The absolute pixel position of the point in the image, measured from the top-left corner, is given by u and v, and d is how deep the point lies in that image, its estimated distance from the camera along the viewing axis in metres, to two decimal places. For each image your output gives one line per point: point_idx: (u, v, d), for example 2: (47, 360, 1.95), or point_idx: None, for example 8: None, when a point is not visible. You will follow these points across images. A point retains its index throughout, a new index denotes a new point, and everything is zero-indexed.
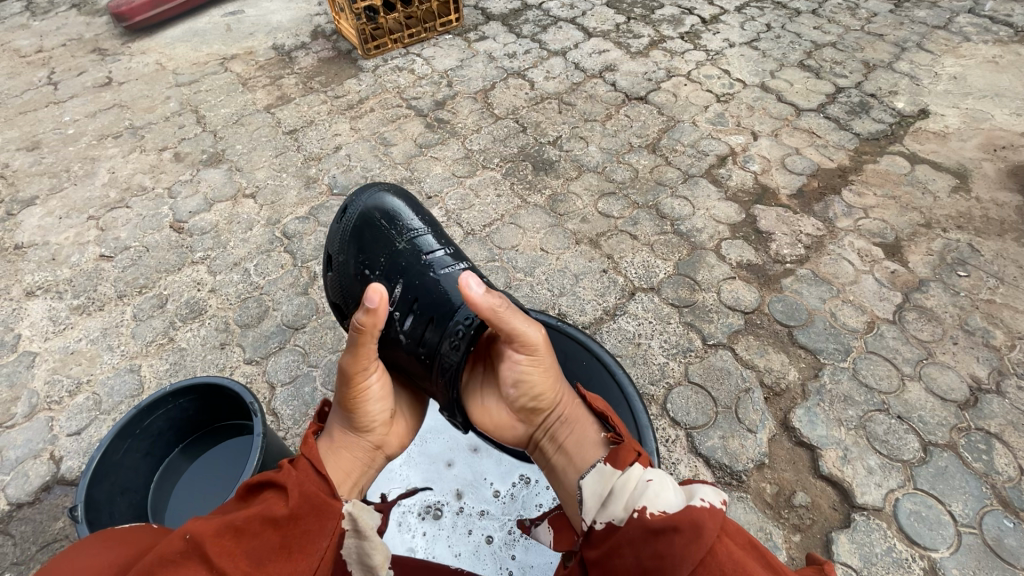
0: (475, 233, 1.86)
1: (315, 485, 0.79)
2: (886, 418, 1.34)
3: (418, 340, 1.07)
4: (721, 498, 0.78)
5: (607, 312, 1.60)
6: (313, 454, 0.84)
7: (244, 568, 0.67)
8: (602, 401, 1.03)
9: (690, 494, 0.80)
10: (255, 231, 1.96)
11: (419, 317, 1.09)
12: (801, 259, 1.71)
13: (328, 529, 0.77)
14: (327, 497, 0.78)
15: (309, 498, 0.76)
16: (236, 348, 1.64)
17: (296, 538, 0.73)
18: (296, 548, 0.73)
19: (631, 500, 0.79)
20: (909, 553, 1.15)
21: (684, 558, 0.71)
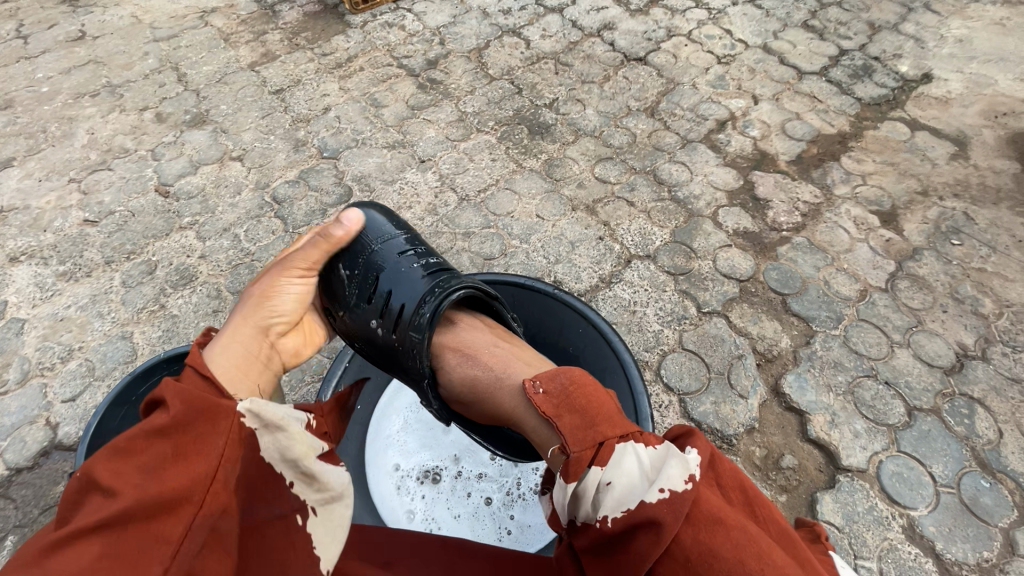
0: (470, 199, 1.83)
1: (200, 389, 0.70)
2: (874, 384, 1.37)
3: (390, 332, 1.09)
4: (688, 476, 0.70)
5: (602, 280, 1.60)
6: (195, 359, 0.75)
7: (134, 483, 0.60)
8: (559, 385, 0.86)
9: (650, 474, 0.72)
10: (244, 196, 1.91)
11: (391, 312, 1.10)
12: (798, 227, 1.71)
13: (221, 428, 0.68)
14: (215, 398, 0.70)
15: (197, 402, 0.68)
16: (229, 315, 1.62)
17: (189, 445, 0.65)
18: (190, 453, 0.64)
19: (592, 509, 0.73)
20: (889, 512, 1.18)
21: (649, 554, 0.66)
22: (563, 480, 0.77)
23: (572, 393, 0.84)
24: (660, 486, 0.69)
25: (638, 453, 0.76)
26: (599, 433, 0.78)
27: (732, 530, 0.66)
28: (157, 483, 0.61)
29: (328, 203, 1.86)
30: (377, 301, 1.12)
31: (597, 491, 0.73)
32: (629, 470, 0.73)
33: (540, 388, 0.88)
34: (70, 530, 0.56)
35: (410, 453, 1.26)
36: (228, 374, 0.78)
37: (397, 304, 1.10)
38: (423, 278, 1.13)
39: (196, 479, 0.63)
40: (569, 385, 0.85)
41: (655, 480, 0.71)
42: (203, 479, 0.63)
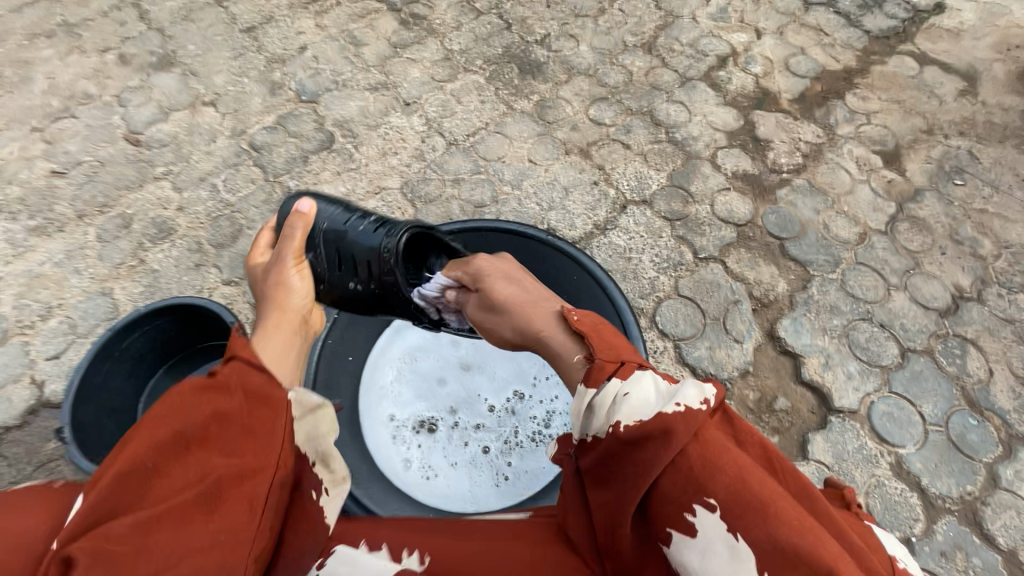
0: (458, 144, 1.74)
1: (257, 380, 0.68)
2: (870, 327, 1.36)
3: (370, 285, 1.11)
4: (706, 400, 0.66)
5: (597, 226, 1.55)
6: (238, 345, 0.70)
7: (218, 461, 0.62)
8: (593, 321, 0.91)
9: (664, 394, 0.70)
10: (219, 144, 1.81)
11: (359, 267, 1.11)
12: (798, 169, 1.66)
13: (281, 412, 0.69)
14: (273, 389, 0.69)
15: (257, 389, 0.67)
16: (212, 269, 1.57)
17: (256, 420, 0.66)
18: (259, 430, 0.66)
19: (608, 415, 0.71)
20: (878, 450, 1.20)
21: (655, 465, 0.64)
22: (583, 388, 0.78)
23: (602, 329, 0.88)
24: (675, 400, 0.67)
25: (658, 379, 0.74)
26: (623, 354, 0.80)
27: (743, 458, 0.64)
28: (239, 461, 0.63)
29: (309, 150, 1.77)
30: (347, 264, 1.11)
31: (614, 401, 0.72)
32: (643, 391, 0.71)
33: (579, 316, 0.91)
34: (155, 504, 0.56)
35: (405, 404, 1.25)
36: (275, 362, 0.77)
37: (364, 259, 1.10)
38: (375, 229, 1.12)
39: (267, 461, 0.66)
40: (601, 325, 0.90)
41: (669, 397, 0.68)
42: (274, 454, 0.67)
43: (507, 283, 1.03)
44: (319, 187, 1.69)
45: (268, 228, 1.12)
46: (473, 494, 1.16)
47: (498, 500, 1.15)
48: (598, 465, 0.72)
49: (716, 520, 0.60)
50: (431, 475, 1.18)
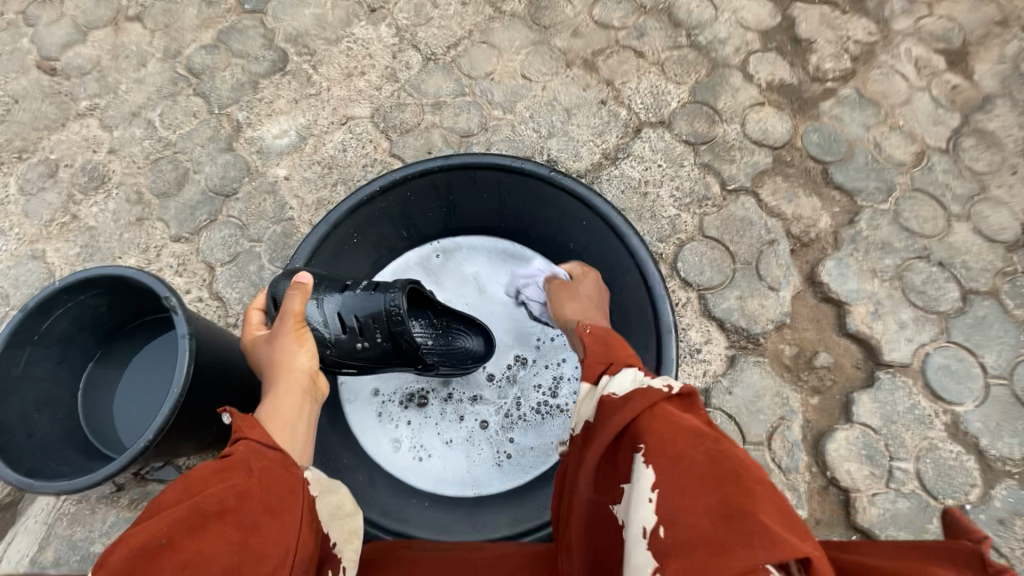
0: (436, 58, 1.45)
1: (275, 456, 0.72)
2: (926, 266, 1.17)
3: (384, 349, 0.96)
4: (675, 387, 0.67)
5: (606, 156, 1.31)
6: (246, 426, 0.72)
7: (242, 537, 0.62)
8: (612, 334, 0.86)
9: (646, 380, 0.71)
10: (151, 69, 1.51)
11: (367, 338, 0.94)
12: (845, 75, 1.38)
13: (298, 493, 0.71)
14: (290, 465, 0.73)
15: (270, 468, 0.70)
16: (157, 224, 1.34)
17: (276, 499, 0.68)
18: (276, 507, 0.67)
19: (604, 388, 0.73)
20: (932, 409, 1.05)
21: (624, 417, 0.65)
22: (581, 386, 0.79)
23: (613, 338, 0.84)
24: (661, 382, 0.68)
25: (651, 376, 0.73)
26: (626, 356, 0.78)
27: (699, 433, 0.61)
28: (262, 537, 0.64)
29: (258, 73, 1.47)
30: (352, 334, 0.94)
31: (610, 380, 0.73)
32: (627, 373, 0.72)
33: (589, 329, 0.87)
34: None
35: (391, 375, 1.08)
36: (280, 428, 0.77)
37: (372, 330, 0.94)
38: (373, 298, 0.94)
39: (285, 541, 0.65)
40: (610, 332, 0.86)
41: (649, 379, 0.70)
42: (291, 535, 0.67)
43: (578, 289, 1.01)
44: (273, 119, 1.42)
45: (254, 308, 0.96)
46: (472, 475, 1.02)
47: (502, 481, 1.01)
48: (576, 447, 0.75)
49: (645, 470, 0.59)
50: (423, 456, 1.03)
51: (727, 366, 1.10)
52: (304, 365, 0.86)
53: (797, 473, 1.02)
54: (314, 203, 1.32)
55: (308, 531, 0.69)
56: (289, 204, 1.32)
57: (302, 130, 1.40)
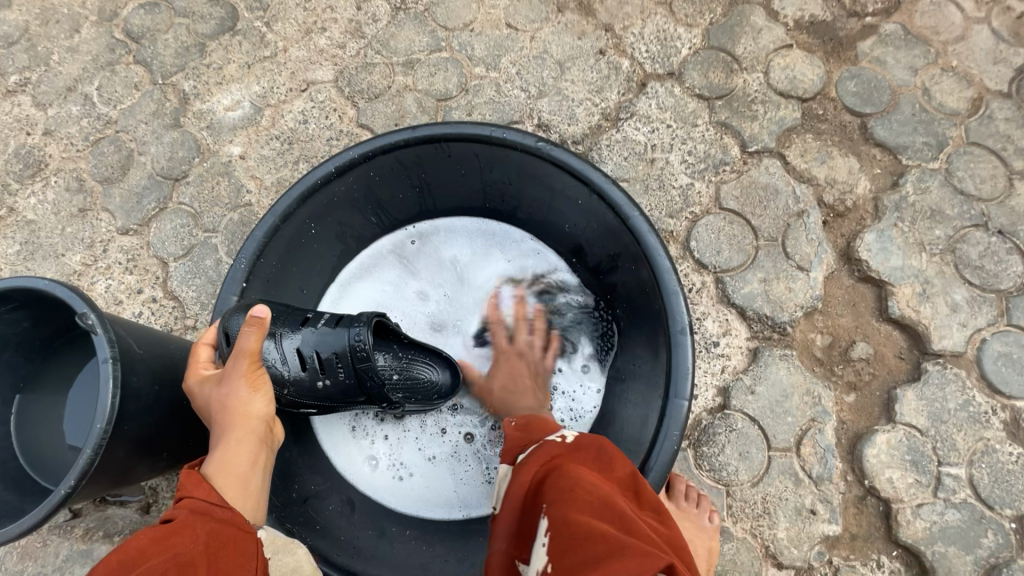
0: (406, 8, 1.25)
1: (223, 517, 0.65)
2: (985, 236, 0.99)
3: (347, 388, 0.85)
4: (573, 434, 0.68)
5: (606, 117, 1.13)
6: (190, 483, 0.66)
7: None
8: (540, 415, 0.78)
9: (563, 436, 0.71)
10: (85, 35, 1.32)
11: (329, 375, 0.83)
12: (889, 7, 1.16)
13: (251, 553, 0.64)
14: (240, 525, 0.65)
15: (219, 528, 0.63)
16: (102, 215, 1.19)
17: (225, 561, 0.60)
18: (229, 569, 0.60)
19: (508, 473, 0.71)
20: (988, 406, 0.91)
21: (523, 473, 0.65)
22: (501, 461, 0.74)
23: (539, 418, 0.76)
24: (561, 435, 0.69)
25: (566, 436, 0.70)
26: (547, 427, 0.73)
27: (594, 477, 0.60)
28: None
29: (204, 34, 1.28)
30: (311, 372, 0.82)
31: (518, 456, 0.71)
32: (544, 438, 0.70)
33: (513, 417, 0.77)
34: None
35: None
36: (233, 488, 0.68)
37: (333, 366, 0.83)
38: (335, 332, 0.83)
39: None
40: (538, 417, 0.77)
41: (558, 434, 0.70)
42: None
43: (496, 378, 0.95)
44: (224, 88, 1.24)
45: (204, 342, 0.81)
46: (460, 495, 0.91)
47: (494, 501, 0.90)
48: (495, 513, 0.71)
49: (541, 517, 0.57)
50: (403, 475, 0.92)
51: (749, 362, 0.96)
52: (260, 412, 0.75)
53: (830, 483, 0.90)
54: (274, 185, 1.16)
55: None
56: (246, 187, 1.16)
57: (257, 100, 1.22)
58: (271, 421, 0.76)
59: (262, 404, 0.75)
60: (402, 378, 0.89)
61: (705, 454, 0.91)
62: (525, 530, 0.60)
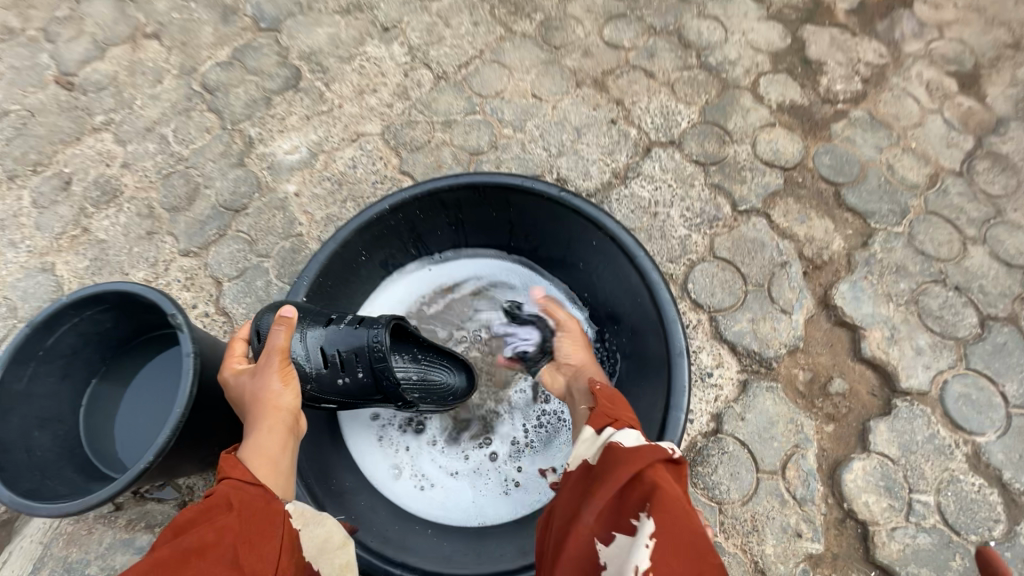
0: (448, 77, 1.46)
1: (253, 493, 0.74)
2: (943, 291, 1.14)
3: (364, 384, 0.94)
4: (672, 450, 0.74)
5: (616, 175, 1.30)
6: (228, 465, 0.76)
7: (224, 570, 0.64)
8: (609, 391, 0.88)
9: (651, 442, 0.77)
10: (166, 85, 1.53)
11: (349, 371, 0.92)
12: (857, 97, 1.38)
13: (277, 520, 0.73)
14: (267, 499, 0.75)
15: (249, 500, 0.73)
16: (166, 238, 1.34)
17: (252, 528, 0.69)
18: (256, 536, 0.69)
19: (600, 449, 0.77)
20: (952, 439, 1.02)
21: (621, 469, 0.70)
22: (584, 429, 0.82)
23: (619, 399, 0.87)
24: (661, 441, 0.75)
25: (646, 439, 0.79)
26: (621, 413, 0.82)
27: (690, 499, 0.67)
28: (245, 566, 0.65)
29: (272, 89, 1.49)
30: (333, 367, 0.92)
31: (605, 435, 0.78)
32: (633, 432, 0.77)
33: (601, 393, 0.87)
34: None
35: None
36: (264, 468, 0.78)
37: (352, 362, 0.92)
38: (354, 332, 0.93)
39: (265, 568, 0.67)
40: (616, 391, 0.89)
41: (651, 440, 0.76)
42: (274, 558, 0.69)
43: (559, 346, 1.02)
44: (286, 135, 1.43)
45: (240, 338, 0.95)
46: (477, 504, 1.00)
47: (508, 509, 0.99)
48: (564, 497, 0.76)
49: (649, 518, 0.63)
50: (425, 484, 1.01)
51: (739, 392, 1.08)
52: (284, 400, 0.85)
53: (812, 504, 0.99)
54: (323, 219, 1.32)
55: (288, 562, 0.70)
56: (298, 220, 1.32)
57: (313, 147, 1.41)
58: (298, 411, 0.86)
59: (289, 396, 0.85)
60: (418, 379, 1.02)
61: (700, 473, 1.01)
62: (615, 514, 0.66)
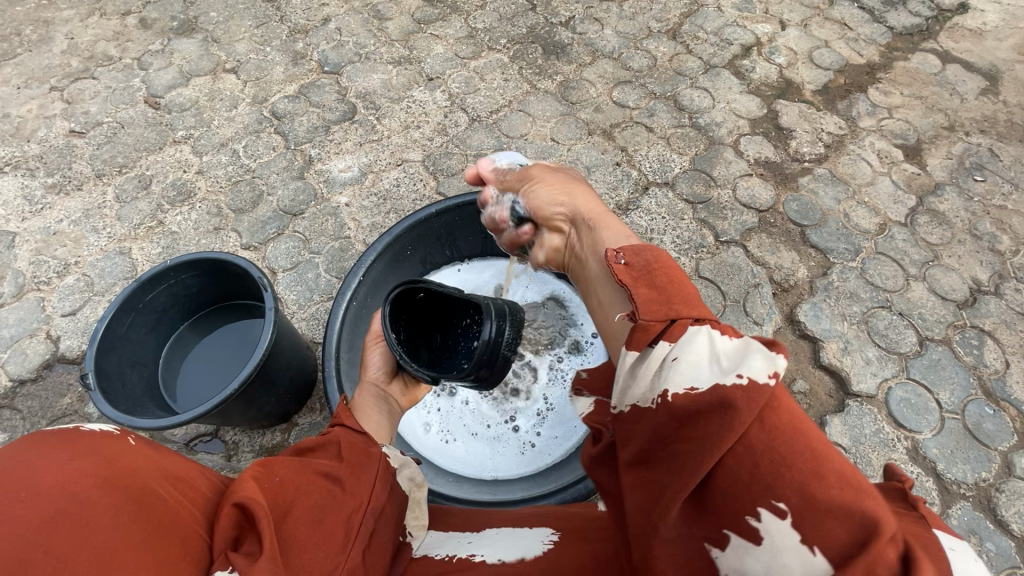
0: (481, 120, 1.74)
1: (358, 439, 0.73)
2: (888, 315, 1.37)
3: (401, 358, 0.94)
4: (774, 370, 0.47)
5: (619, 206, 1.55)
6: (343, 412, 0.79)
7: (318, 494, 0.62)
8: (643, 261, 0.66)
9: (725, 360, 0.51)
10: (240, 110, 1.80)
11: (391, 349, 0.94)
12: (820, 158, 1.66)
13: (375, 462, 0.71)
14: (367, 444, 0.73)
15: (353, 440, 0.72)
16: (231, 234, 1.56)
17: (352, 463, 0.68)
18: (351, 470, 0.67)
19: (653, 381, 0.54)
20: (895, 434, 1.22)
21: (710, 445, 0.47)
22: (622, 351, 0.60)
23: (658, 277, 0.63)
24: (734, 370, 0.49)
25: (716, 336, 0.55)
26: (673, 309, 0.59)
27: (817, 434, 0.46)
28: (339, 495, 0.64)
29: (331, 120, 1.76)
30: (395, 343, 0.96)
31: (662, 368, 0.55)
32: (699, 349, 0.53)
33: (619, 264, 0.67)
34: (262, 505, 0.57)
35: None
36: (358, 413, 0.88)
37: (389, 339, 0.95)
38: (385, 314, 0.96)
39: (363, 487, 0.67)
40: (654, 262, 0.65)
41: (728, 365, 0.50)
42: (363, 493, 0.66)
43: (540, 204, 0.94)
44: (341, 157, 1.68)
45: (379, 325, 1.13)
46: (492, 459, 1.19)
47: (511, 468, 1.17)
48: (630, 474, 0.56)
49: (790, 530, 0.43)
50: (447, 439, 1.21)
51: None
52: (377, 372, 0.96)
53: None
54: (369, 227, 1.56)
55: (379, 498, 0.68)
56: (347, 226, 1.55)
57: (364, 167, 1.66)
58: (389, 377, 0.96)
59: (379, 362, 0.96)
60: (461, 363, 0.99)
61: None
62: (727, 505, 0.46)
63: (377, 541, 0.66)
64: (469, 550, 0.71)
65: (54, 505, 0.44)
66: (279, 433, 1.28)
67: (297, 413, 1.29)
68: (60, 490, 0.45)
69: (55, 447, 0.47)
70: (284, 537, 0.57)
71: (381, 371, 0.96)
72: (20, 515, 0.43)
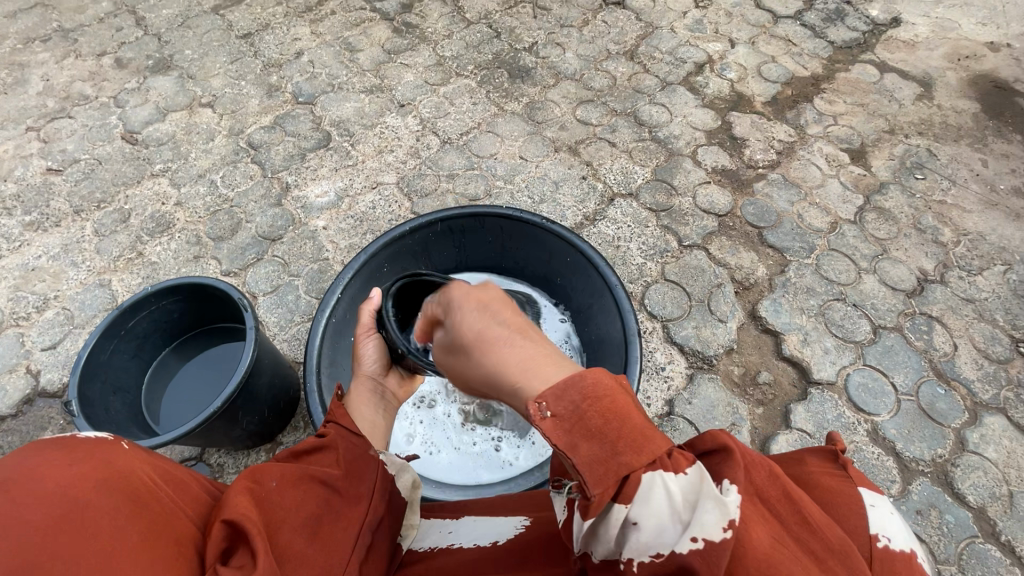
0: (452, 141, 1.82)
1: (356, 445, 0.76)
2: (843, 306, 1.46)
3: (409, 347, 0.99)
4: (728, 525, 0.43)
5: (587, 218, 1.63)
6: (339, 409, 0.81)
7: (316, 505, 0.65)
8: (566, 403, 0.46)
9: (679, 508, 0.45)
10: (218, 142, 1.85)
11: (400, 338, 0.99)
12: (773, 164, 1.76)
13: (372, 473, 0.74)
14: (364, 450, 0.76)
15: (353, 447, 0.75)
16: (211, 261, 1.59)
17: (351, 476, 0.71)
18: (348, 480, 0.71)
19: (613, 545, 0.47)
20: (856, 418, 1.30)
21: None
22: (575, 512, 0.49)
23: (587, 426, 0.45)
24: (690, 530, 0.44)
25: (669, 484, 0.45)
26: (622, 465, 0.44)
27: (785, 560, 0.44)
28: (336, 506, 0.67)
29: (307, 148, 1.82)
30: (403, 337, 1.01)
31: (618, 531, 0.46)
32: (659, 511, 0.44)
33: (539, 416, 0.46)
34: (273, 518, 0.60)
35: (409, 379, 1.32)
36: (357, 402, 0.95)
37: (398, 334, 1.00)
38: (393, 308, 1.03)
39: (361, 498, 0.71)
40: (582, 402, 0.45)
41: (683, 517, 0.44)
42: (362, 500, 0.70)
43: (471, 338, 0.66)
44: (317, 183, 1.73)
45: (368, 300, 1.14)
46: (477, 464, 1.23)
47: (498, 471, 1.21)
48: None
49: None
50: (432, 451, 1.24)
51: (687, 381, 1.34)
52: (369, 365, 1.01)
53: None
54: (347, 248, 1.61)
55: (379, 501, 0.73)
56: (326, 248, 1.60)
57: (340, 192, 1.71)
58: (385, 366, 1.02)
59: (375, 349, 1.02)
60: None
61: None
62: None
63: (375, 551, 0.70)
64: (450, 539, 0.78)
65: (58, 511, 0.46)
66: (264, 453, 1.30)
67: (281, 432, 1.32)
68: (62, 497, 0.47)
69: (57, 455, 0.49)
70: (279, 548, 0.59)
71: (377, 365, 1.01)
72: (26, 517, 0.45)
